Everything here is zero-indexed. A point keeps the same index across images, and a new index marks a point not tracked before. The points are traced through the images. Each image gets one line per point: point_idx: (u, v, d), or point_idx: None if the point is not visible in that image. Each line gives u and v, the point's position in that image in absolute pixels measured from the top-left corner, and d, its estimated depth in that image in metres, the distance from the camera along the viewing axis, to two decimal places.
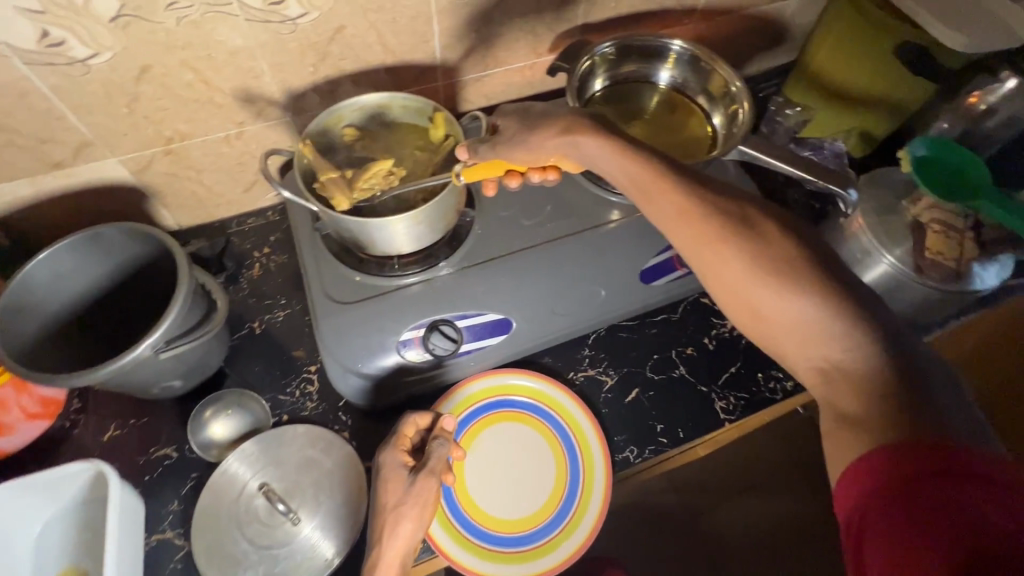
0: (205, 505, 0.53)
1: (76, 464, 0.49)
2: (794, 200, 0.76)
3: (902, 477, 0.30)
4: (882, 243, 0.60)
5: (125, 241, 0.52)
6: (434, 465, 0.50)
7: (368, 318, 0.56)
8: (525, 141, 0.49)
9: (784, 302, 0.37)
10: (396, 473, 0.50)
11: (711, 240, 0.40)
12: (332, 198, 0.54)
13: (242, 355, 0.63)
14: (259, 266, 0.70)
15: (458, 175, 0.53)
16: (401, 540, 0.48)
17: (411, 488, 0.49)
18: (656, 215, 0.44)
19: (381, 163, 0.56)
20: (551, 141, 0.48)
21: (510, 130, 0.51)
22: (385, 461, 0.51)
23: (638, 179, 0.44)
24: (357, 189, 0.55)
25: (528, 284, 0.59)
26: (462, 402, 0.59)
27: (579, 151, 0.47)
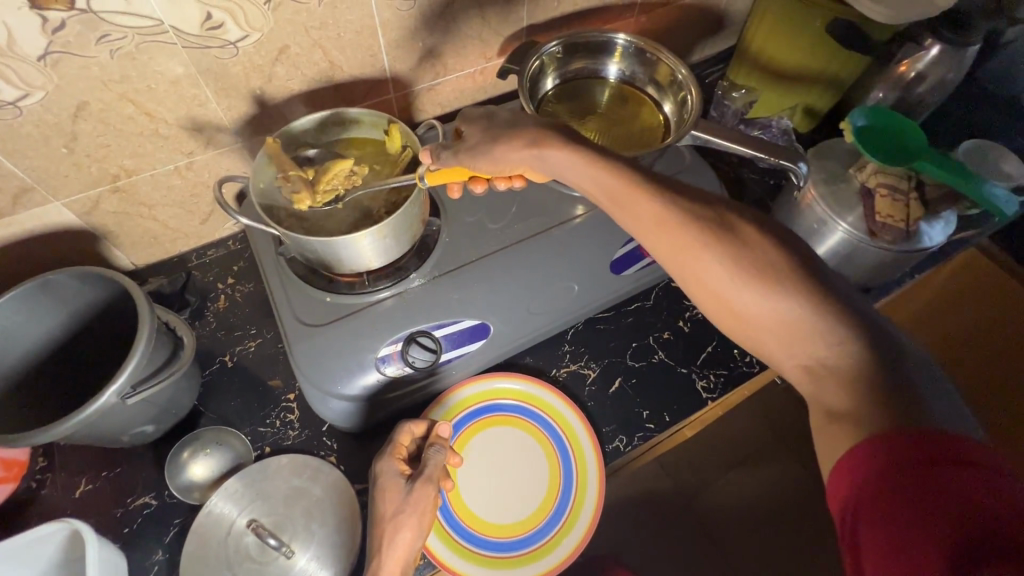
0: (191, 551, 0.50)
1: (51, 524, 0.47)
2: (749, 179, 0.79)
3: (889, 467, 0.32)
4: (835, 210, 0.63)
5: (78, 287, 0.50)
6: (430, 472, 0.50)
7: (346, 336, 0.55)
8: (489, 152, 0.49)
9: (768, 302, 0.39)
10: (393, 481, 0.50)
11: (690, 247, 0.42)
12: (294, 195, 0.52)
13: (215, 391, 0.61)
14: (225, 297, 0.68)
15: (422, 178, 0.51)
16: (400, 550, 0.47)
17: (409, 495, 0.49)
18: (635, 223, 0.45)
19: (341, 163, 0.54)
20: (519, 153, 0.48)
21: (473, 138, 0.50)
22: (381, 470, 0.51)
23: (610, 189, 0.45)
24: (319, 191, 0.54)
25: (503, 287, 0.59)
26: (452, 408, 0.58)
27: (546, 163, 0.48)
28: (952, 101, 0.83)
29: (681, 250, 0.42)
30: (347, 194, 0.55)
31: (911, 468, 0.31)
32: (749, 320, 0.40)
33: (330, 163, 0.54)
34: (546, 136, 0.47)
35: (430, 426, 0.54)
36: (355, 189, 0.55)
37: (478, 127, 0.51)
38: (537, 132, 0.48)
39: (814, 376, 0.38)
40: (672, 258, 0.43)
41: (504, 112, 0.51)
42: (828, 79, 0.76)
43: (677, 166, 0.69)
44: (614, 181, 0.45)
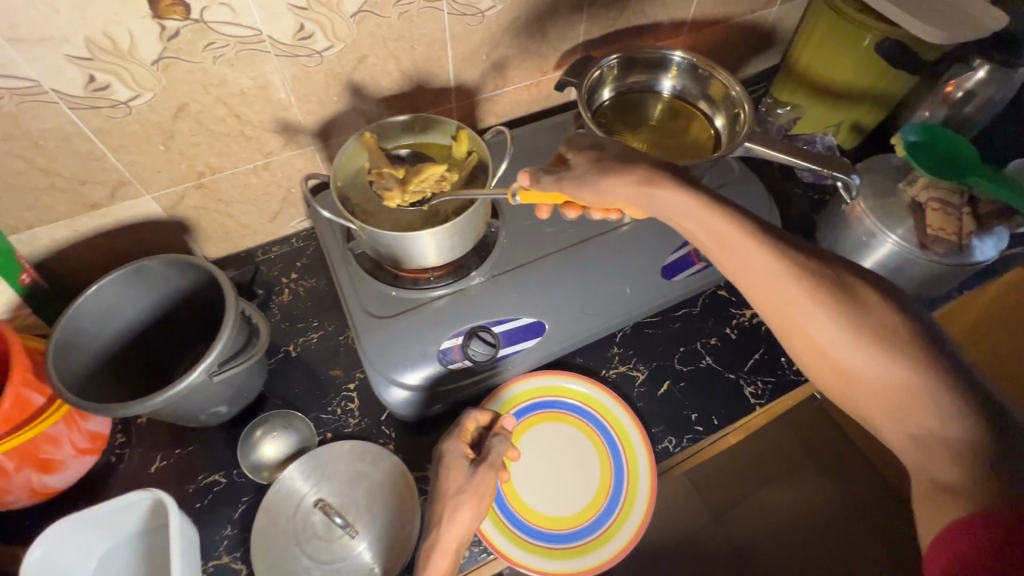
0: (261, 525, 0.53)
1: (135, 493, 0.50)
2: (794, 193, 0.80)
3: (975, 547, 0.32)
4: (885, 222, 0.64)
5: (169, 273, 0.54)
6: (493, 458, 0.52)
7: (409, 329, 0.58)
8: (596, 184, 0.48)
9: (877, 364, 0.38)
10: (457, 462, 0.52)
11: (798, 301, 0.41)
12: (386, 190, 0.56)
13: (280, 378, 0.64)
14: (289, 291, 0.71)
15: (514, 194, 0.52)
16: (460, 526, 0.49)
17: (473, 475, 0.51)
18: (741, 273, 0.44)
19: (434, 167, 0.57)
20: (627, 188, 0.47)
21: (582, 167, 0.49)
22: (448, 449, 0.53)
23: (723, 236, 0.44)
24: (409, 191, 0.57)
25: (559, 288, 0.62)
26: (509, 402, 0.60)
27: (652, 203, 0.47)
28: (1000, 119, 0.84)
29: (791, 305, 0.41)
30: (434, 198, 0.57)
31: (999, 549, 0.31)
32: (862, 386, 0.39)
33: (423, 167, 0.57)
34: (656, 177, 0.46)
35: (496, 417, 0.56)
36: (443, 194, 0.56)
37: (586, 155, 0.50)
38: (650, 171, 0.46)
39: (923, 448, 0.37)
40: (779, 313, 0.42)
41: (613, 146, 0.50)
42: (877, 96, 0.77)
43: (726, 178, 0.71)
44: (725, 225, 0.44)
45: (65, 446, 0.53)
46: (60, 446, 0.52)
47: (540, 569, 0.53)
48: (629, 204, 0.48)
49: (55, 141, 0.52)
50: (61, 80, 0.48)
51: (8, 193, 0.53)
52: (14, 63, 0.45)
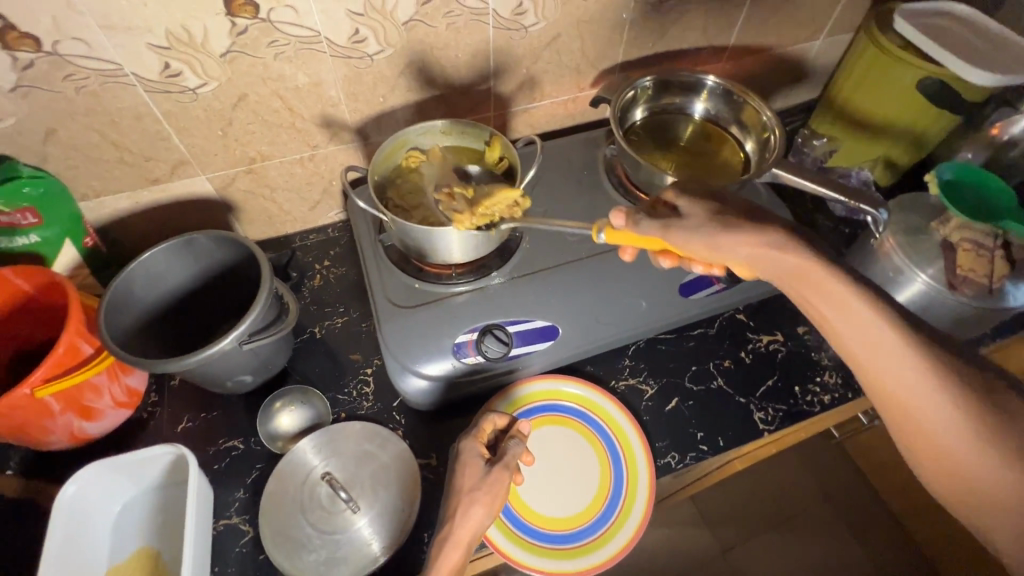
0: (270, 491, 0.56)
1: (161, 447, 0.54)
2: (824, 224, 0.80)
3: None
4: (913, 260, 0.64)
5: (213, 248, 0.58)
6: (507, 459, 0.54)
7: (427, 321, 0.61)
8: (708, 235, 0.48)
9: (1005, 475, 0.37)
10: (474, 461, 0.54)
11: (921, 391, 0.40)
12: (454, 211, 0.58)
13: (303, 357, 0.68)
14: (320, 276, 0.75)
15: (599, 232, 0.53)
16: (472, 523, 0.51)
17: (486, 473, 0.53)
18: (855, 349, 0.44)
19: (509, 194, 0.58)
20: (744, 247, 0.47)
21: (696, 218, 0.49)
22: (465, 448, 0.55)
23: (846, 310, 0.44)
24: (479, 213, 0.58)
25: (576, 294, 0.63)
26: (513, 403, 0.62)
27: (773, 263, 0.47)
28: None
29: (912, 394, 0.40)
30: (505, 222, 0.59)
31: None
32: (980, 494, 0.38)
33: (496, 192, 0.59)
34: (776, 240, 0.47)
35: (512, 421, 0.57)
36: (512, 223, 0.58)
37: (703, 206, 0.49)
38: (779, 234, 0.47)
39: None
40: (889, 397, 0.42)
41: (734, 201, 0.50)
42: (916, 134, 0.76)
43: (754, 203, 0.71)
44: (854, 301, 0.44)
45: (105, 397, 0.57)
46: (100, 396, 0.56)
47: (536, 567, 0.55)
48: (745, 263, 0.48)
49: (128, 120, 0.57)
50: (140, 66, 0.53)
51: (82, 162, 0.59)
52: (102, 47, 0.51)
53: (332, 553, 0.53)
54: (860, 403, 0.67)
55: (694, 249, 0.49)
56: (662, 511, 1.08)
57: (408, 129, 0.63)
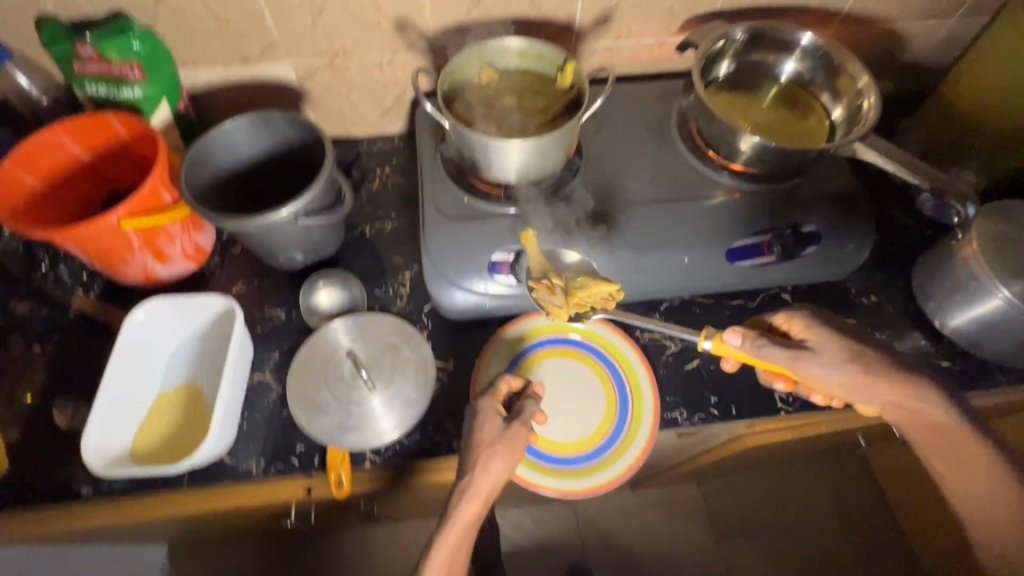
0: (301, 358, 0.61)
1: (216, 296, 0.60)
2: (902, 221, 0.75)
3: None
4: (997, 269, 0.58)
5: (287, 128, 0.62)
6: (525, 416, 0.55)
7: (469, 232, 0.63)
8: (854, 372, 0.53)
9: None
10: (491, 417, 0.55)
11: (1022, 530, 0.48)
12: (553, 306, 0.60)
13: (351, 250, 0.72)
14: (379, 181, 0.79)
15: (706, 336, 0.57)
16: (492, 475, 0.52)
17: (504, 430, 0.54)
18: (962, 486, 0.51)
19: (603, 290, 0.60)
20: (885, 387, 0.52)
21: (833, 354, 0.54)
22: (483, 405, 0.55)
23: (962, 451, 0.51)
24: (575, 303, 0.61)
25: (619, 237, 0.63)
26: (513, 345, 0.65)
27: (907, 407, 0.53)
28: None
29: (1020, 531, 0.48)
30: (596, 309, 0.62)
31: None
32: None
33: (591, 283, 0.60)
34: (914, 385, 0.52)
35: (525, 386, 0.59)
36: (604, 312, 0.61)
37: (836, 344, 0.54)
38: (911, 377, 0.53)
39: None
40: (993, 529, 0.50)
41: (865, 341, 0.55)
42: None
43: (829, 181, 0.67)
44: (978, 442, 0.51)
45: (176, 245, 0.63)
46: (173, 243, 0.63)
47: (539, 484, 0.59)
48: (871, 401, 0.53)
49: None
50: None
51: (185, 28, 0.64)
52: None
53: (346, 421, 0.58)
54: None
55: (826, 381, 0.54)
56: (664, 483, 1.09)
57: (485, 43, 0.62)
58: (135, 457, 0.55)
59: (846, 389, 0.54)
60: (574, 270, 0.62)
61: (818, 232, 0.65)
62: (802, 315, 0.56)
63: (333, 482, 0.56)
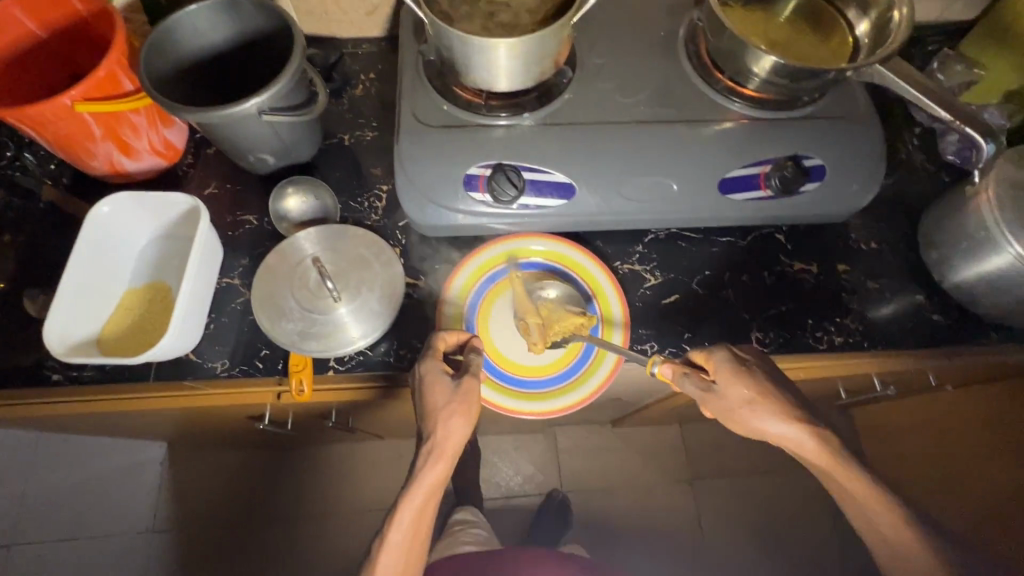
0: (268, 264, 0.60)
1: (181, 194, 0.58)
2: (919, 165, 0.69)
3: None
4: (1010, 221, 0.53)
5: (256, 15, 0.58)
6: (474, 368, 0.55)
7: (446, 143, 0.59)
8: (754, 417, 0.51)
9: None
10: (439, 378, 0.54)
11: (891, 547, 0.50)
12: (532, 344, 0.59)
13: (328, 159, 0.69)
14: (363, 87, 0.74)
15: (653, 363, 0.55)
16: (454, 431, 0.54)
17: (456, 388, 0.54)
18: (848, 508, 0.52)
19: (573, 319, 0.59)
20: (781, 431, 0.51)
21: (739, 398, 0.52)
22: (426, 368, 0.55)
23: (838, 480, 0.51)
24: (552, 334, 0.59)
25: (605, 159, 0.59)
26: (460, 306, 0.61)
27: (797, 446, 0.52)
28: None
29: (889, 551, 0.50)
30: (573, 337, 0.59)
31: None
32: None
33: (562, 315, 0.59)
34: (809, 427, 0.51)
35: (465, 339, 0.58)
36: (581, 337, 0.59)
37: (744, 388, 0.52)
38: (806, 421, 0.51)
39: None
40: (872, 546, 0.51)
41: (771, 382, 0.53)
42: None
43: (843, 112, 0.61)
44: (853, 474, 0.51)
45: (142, 140, 0.61)
46: (138, 136, 0.60)
47: (502, 405, 0.59)
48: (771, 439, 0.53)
49: None
50: None
51: None
52: None
53: (308, 328, 0.57)
54: (875, 360, 0.62)
55: (733, 418, 0.53)
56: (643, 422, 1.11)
57: None
58: (100, 347, 0.56)
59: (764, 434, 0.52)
60: (551, 306, 0.61)
61: (820, 166, 0.60)
62: (715, 353, 0.53)
63: (296, 389, 0.56)
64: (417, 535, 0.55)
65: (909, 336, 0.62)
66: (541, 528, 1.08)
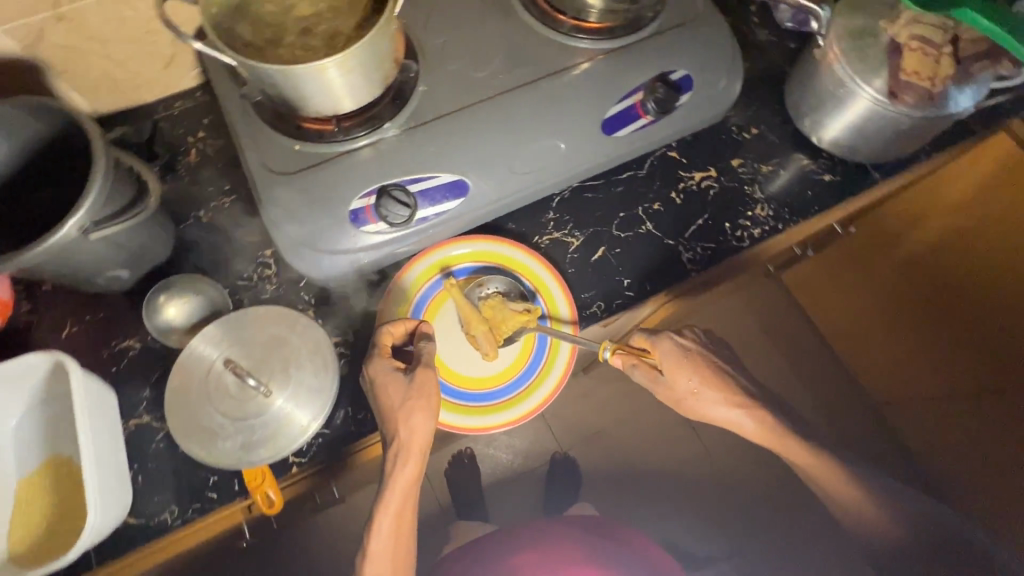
0: (175, 386, 0.53)
1: (34, 355, 0.48)
2: (764, 43, 0.72)
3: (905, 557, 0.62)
4: (860, 70, 0.57)
5: (26, 119, 0.47)
6: (425, 358, 0.53)
7: (316, 186, 0.53)
8: (703, 403, 0.57)
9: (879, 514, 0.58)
10: (391, 376, 0.52)
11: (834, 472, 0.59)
12: (483, 353, 0.57)
13: (192, 245, 0.60)
14: (196, 151, 0.65)
15: (604, 347, 0.57)
16: (418, 429, 0.52)
17: (411, 382, 0.52)
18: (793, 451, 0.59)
19: (520, 315, 0.57)
20: (726, 408, 0.57)
21: (692, 390, 0.57)
22: (377, 368, 0.53)
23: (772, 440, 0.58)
24: (500, 336, 0.58)
25: (486, 142, 0.56)
26: (409, 297, 0.59)
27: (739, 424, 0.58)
28: None
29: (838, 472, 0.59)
30: (518, 332, 0.58)
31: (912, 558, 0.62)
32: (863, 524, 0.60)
33: (506, 314, 0.57)
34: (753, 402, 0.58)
35: (411, 327, 0.56)
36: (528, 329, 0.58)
37: (692, 382, 0.57)
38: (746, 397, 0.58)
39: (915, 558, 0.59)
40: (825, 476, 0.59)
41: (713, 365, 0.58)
42: None
43: (688, 16, 0.61)
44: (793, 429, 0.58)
45: None
46: None
47: (453, 424, 0.56)
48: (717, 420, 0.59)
49: None
50: None
51: None
52: None
53: (250, 437, 0.51)
54: (790, 237, 0.66)
55: (682, 405, 0.58)
56: None
57: None
58: (18, 559, 0.48)
59: (706, 414, 0.58)
60: (491, 305, 0.59)
61: (687, 78, 0.60)
62: (662, 343, 0.58)
63: (265, 502, 0.51)
64: (400, 541, 0.54)
65: (811, 204, 0.66)
66: (554, 493, 1.07)
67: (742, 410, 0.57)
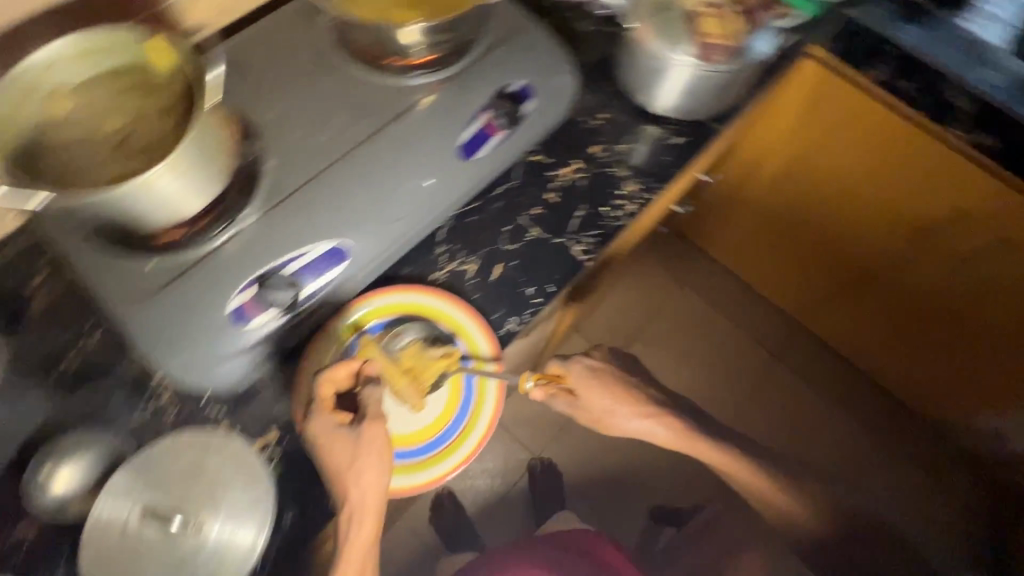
0: (91, 559, 0.55)
1: None
2: (588, 33, 0.79)
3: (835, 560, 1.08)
4: (671, 43, 0.67)
5: None
6: (369, 411, 0.63)
7: (189, 295, 0.58)
8: (629, 425, 0.95)
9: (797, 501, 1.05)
10: (335, 434, 0.61)
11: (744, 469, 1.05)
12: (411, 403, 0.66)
13: (75, 390, 0.62)
14: (42, 295, 0.66)
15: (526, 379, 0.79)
16: (368, 482, 0.61)
17: (356, 436, 0.61)
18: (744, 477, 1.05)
19: (444, 361, 0.66)
20: (640, 420, 0.96)
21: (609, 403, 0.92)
22: (321, 426, 0.61)
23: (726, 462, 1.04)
24: (428, 380, 0.67)
25: (349, 199, 0.63)
26: (342, 342, 0.64)
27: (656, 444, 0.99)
28: None
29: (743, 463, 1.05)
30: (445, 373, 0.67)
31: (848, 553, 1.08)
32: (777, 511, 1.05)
33: (430, 363, 0.66)
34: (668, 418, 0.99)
35: (353, 368, 0.62)
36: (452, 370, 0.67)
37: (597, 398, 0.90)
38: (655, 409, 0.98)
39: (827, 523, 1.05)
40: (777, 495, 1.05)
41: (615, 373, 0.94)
42: None
43: (499, 40, 0.71)
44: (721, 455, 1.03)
45: None
46: None
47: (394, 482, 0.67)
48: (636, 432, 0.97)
49: None
50: None
51: None
52: None
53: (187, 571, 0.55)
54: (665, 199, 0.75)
55: (604, 413, 0.92)
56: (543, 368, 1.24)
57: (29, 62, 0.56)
58: None
59: (624, 433, 0.96)
60: (412, 351, 0.67)
61: (529, 86, 0.71)
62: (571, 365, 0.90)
63: None
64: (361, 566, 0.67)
65: (671, 168, 0.74)
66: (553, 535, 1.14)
67: (646, 424, 0.96)
